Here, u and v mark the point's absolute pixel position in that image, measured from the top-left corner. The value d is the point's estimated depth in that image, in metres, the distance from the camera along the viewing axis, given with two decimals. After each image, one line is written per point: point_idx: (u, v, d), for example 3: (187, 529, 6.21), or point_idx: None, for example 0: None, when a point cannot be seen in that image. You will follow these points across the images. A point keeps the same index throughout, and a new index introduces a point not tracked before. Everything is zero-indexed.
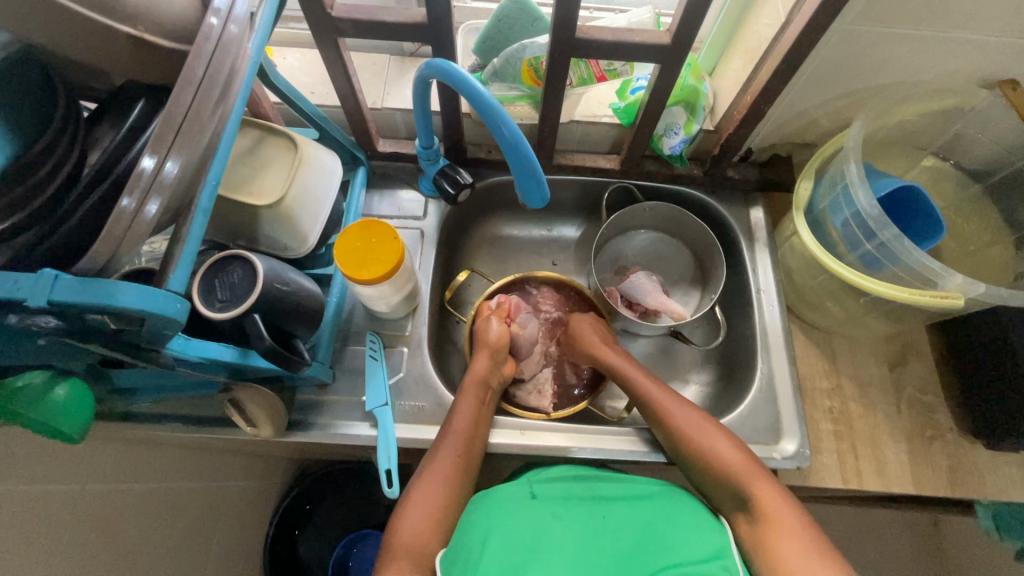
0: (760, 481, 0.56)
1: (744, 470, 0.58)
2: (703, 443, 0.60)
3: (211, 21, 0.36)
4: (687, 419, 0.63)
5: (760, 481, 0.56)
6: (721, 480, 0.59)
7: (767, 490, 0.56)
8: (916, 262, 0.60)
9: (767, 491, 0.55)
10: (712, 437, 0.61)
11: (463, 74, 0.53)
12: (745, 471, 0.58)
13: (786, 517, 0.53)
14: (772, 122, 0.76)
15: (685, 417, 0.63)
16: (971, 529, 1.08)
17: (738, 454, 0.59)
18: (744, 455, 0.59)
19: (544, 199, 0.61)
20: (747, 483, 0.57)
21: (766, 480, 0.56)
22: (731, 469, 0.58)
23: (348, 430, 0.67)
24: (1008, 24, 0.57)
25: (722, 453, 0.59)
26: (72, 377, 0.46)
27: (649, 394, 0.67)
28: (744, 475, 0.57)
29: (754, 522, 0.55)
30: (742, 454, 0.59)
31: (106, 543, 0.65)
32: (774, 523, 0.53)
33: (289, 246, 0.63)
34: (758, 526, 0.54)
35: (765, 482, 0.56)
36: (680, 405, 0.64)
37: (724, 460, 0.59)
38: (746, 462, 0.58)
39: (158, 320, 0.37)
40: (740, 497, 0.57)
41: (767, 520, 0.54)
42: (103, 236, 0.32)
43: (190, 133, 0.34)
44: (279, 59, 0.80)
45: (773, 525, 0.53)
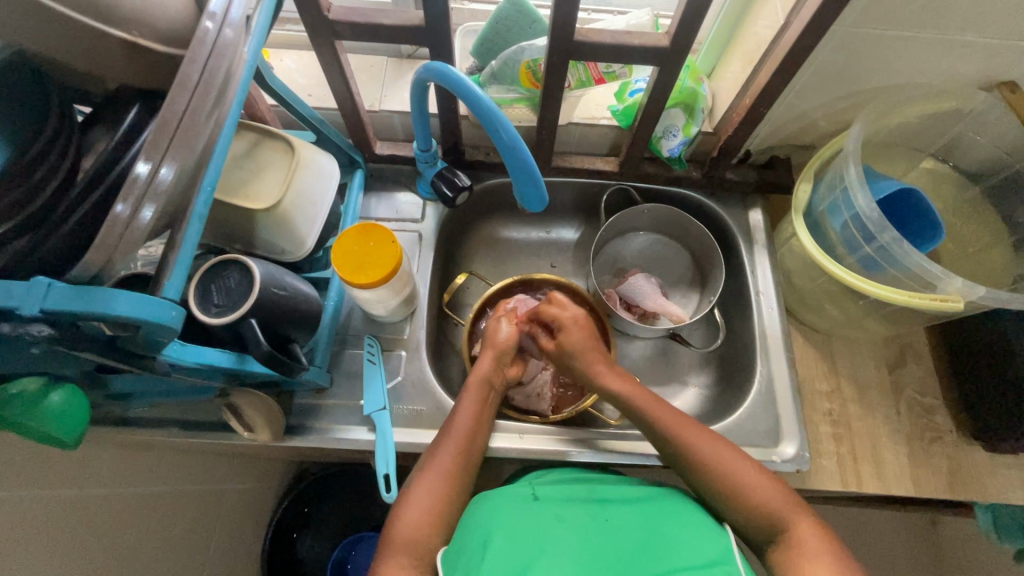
0: (798, 516, 0.55)
1: (778, 502, 0.56)
2: (733, 475, 0.58)
3: (206, 25, 0.35)
4: (714, 450, 0.60)
5: (798, 515, 0.55)
6: (748, 510, 0.57)
7: (806, 526, 0.54)
8: (917, 265, 0.59)
9: (806, 526, 0.54)
10: (742, 468, 0.59)
11: (461, 78, 0.53)
12: (780, 503, 0.56)
13: (823, 550, 0.52)
14: (770, 123, 0.76)
15: (714, 448, 0.60)
16: (970, 530, 1.08)
17: (772, 486, 0.57)
18: (776, 487, 0.57)
19: (543, 202, 0.61)
20: (781, 516, 0.55)
21: (803, 514, 0.55)
22: (764, 501, 0.56)
23: (345, 435, 0.67)
24: (1007, 26, 0.57)
25: (754, 485, 0.58)
26: (67, 383, 0.46)
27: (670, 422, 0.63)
28: (778, 508, 0.56)
29: (787, 552, 0.53)
30: (774, 486, 0.57)
31: (104, 548, 0.64)
32: (809, 554, 0.52)
33: (286, 250, 0.62)
34: (792, 556, 0.53)
35: (804, 517, 0.55)
36: (705, 435, 0.62)
37: (757, 492, 0.57)
38: (779, 494, 0.57)
39: (153, 327, 0.37)
40: (773, 528, 0.55)
41: (804, 552, 0.52)
42: (97, 243, 0.32)
43: (185, 138, 0.33)
44: (275, 61, 0.79)
45: (803, 549, 0.52)
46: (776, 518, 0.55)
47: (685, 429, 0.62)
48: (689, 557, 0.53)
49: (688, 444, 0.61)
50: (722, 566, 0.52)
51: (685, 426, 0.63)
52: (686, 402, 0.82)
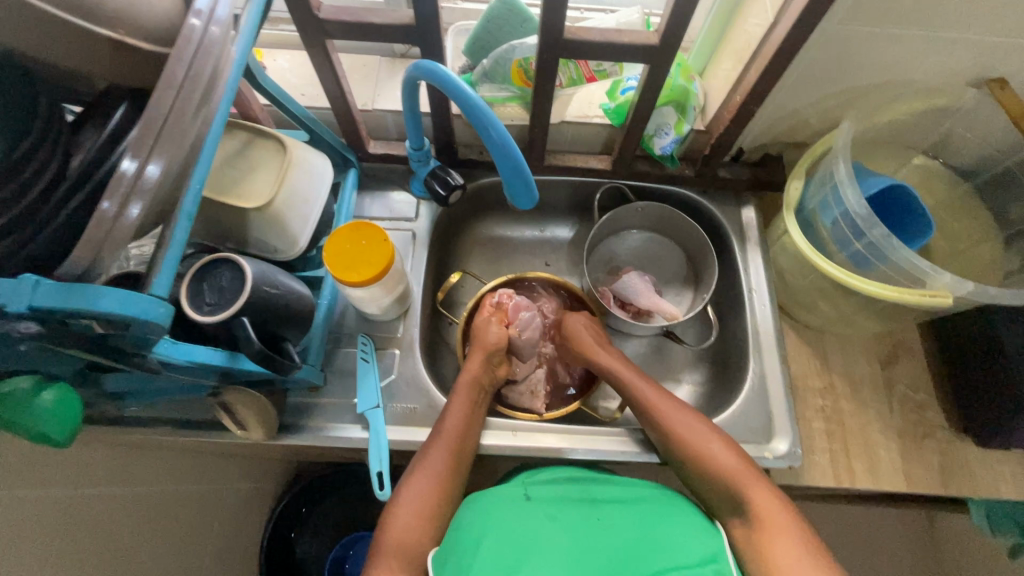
0: (755, 485, 0.56)
1: (736, 471, 0.58)
2: (694, 445, 0.61)
3: (192, 22, 0.35)
4: (677, 420, 0.63)
5: (755, 484, 0.56)
6: (711, 480, 0.59)
7: (764, 495, 0.55)
8: (905, 261, 0.60)
9: (762, 494, 0.55)
10: (704, 437, 0.61)
11: (450, 76, 0.53)
12: (738, 472, 0.58)
13: (780, 520, 0.53)
14: (762, 121, 0.76)
15: (676, 418, 0.63)
16: (966, 528, 1.08)
17: (731, 456, 0.59)
18: (737, 458, 0.59)
19: (533, 199, 0.61)
20: (746, 491, 0.56)
21: (763, 484, 0.56)
22: (723, 470, 0.58)
23: (340, 433, 0.67)
24: (994, 22, 0.58)
25: (714, 454, 0.59)
26: (59, 382, 0.46)
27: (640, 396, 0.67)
28: (737, 476, 0.57)
29: (749, 524, 0.55)
30: (734, 456, 0.59)
31: (99, 547, 0.65)
32: (769, 525, 0.53)
33: (278, 249, 0.62)
34: (753, 528, 0.54)
35: (761, 486, 0.56)
36: (671, 406, 0.64)
37: (718, 461, 0.59)
38: (738, 463, 0.58)
39: (142, 324, 0.37)
40: (734, 499, 0.57)
41: (761, 522, 0.54)
42: (84, 240, 0.32)
43: (172, 135, 0.34)
44: (268, 61, 0.80)
45: (766, 526, 0.53)
46: (734, 486, 0.57)
47: (651, 400, 0.65)
48: (681, 554, 0.54)
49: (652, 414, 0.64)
50: (714, 566, 0.52)
51: (651, 396, 0.66)
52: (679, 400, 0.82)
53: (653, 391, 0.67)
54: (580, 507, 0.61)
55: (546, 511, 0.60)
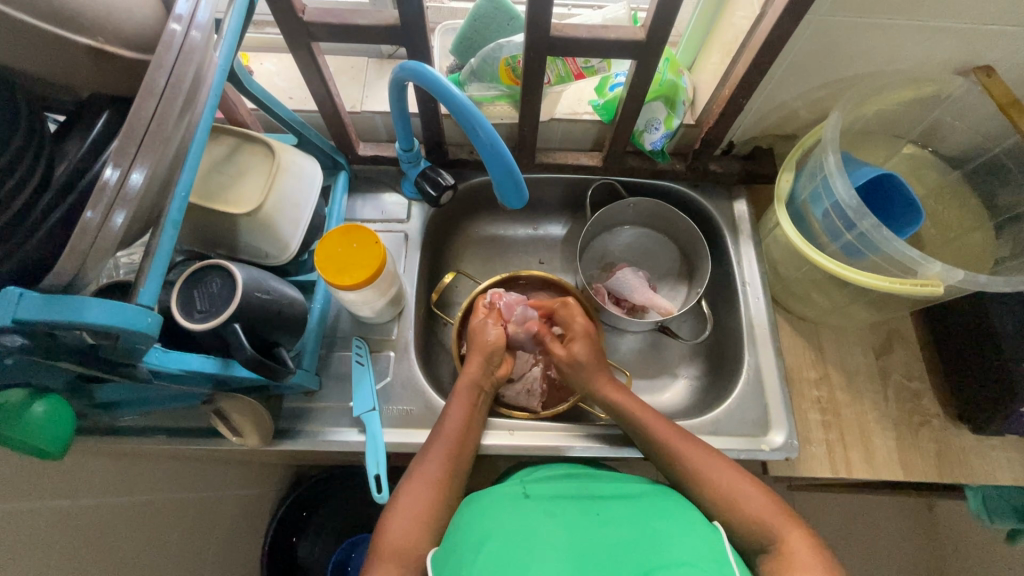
0: (789, 528, 0.54)
1: (764, 507, 0.56)
2: (726, 487, 0.59)
3: (173, 28, 0.35)
4: (696, 454, 0.62)
5: (784, 519, 0.55)
6: (738, 520, 0.57)
7: (795, 536, 0.53)
8: (895, 251, 0.60)
9: (794, 536, 0.53)
10: (734, 480, 0.59)
11: (437, 76, 0.53)
12: (767, 510, 0.56)
13: (810, 560, 0.51)
14: (752, 113, 0.76)
15: (707, 462, 0.61)
16: (965, 513, 1.09)
17: (757, 490, 0.58)
18: (766, 498, 0.57)
19: (524, 199, 0.61)
20: (771, 525, 0.55)
21: (795, 526, 0.54)
22: (752, 513, 0.56)
23: (335, 437, 0.67)
24: (980, 11, 0.58)
25: (743, 496, 0.58)
26: (51, 394, 0.46)
27: (665, 438, 0.64)
28: (767, 518, 0.55)
29: (773, 558, 0.53)
30: (764, 498, 0.57)
31: (99, 559, 0.64)
32: (794, 553, 0.52)
33: (269, 254, 0.62)
34: (776, 559, 0.53)
35: (788, 522, 0.55)
36: (698, 448, 0.63)
37: (747, 505, 0.57)
38: (764, 499, 0.57)
39: (130, 334, 0.37)
40: (762, 539, 0.55)
41: (787, 554, 0.52)
42: (68, 251, 0.32)
43: (154, 143, 0.33)
44: (255, 64, 0.79)
45: (791, 554, 0.52)
46: (764, 528, 0.55)
47: (670, 434, 0.64)
48: (680, 551, 0.53)
49: (681, 457, 0.63)
50: (713, 564, 0.51)
51: (679, 440, 0.64)
52: (676, 394, 0.82)
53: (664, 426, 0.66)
54: (579, 505, 0.60)
55: (545, 510, 0.59)
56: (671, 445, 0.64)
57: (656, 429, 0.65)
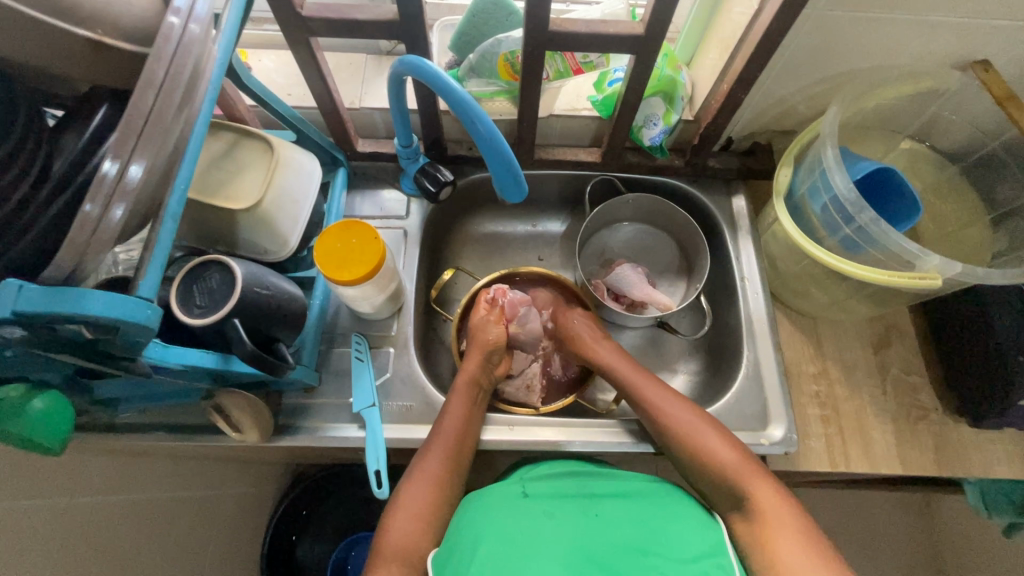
0: (757, 481, 0.56)
1: (739, 468, 0.57)
2: (697, 441, 0.60)
3: (171, 20, 0.35)
4: (676, 412, 0.63)
5: (759, 481, 0.56)
6: (712, 475, 0.59)
7: (765, 492, 0.55)
8: (893, 245, 0.60)
9: (765, 491, 0.55)
10: (706, 433, 0.60)
11: (435, 70, 0.53)
12: (740, 468, 0.57)
13: (784, 517, 0.53)
14: (750, 109, 0.76)
15: (680, 416, 0.62)
16: (964, 509, 1.09)
17: (731, 449, 0.59)
18: (736, 452, 0.59)
19: (523, 193, 0.61)
20: (744, 484, 0.56)
21: (763, 481, 0.56)
22: (723, 465, 0.58)
23: (336, 433, 0.67)
24: (977, 5, 0.58)
25: (713, 450, 0.59)
26: (51, 389, 0.46)
27: (642, 397, 0.66)
28: (737, 471, 0.57)
29: (752, 523, 0.54)
30: (734, 451, 0.59)
31: (98, 556, 0.64)
32: (773, 522, 0.53)
33: (268, 250, 0.62)
34: (757, 527, 0.54)
35: (763, 483, 0.56)
36: (672, 400, 0.64)
37: (717, 456, 0.59)
38: (740, 460, 0.58)
39: (130, 327, 0.37)
40: (738, 498, 0.57)
41: (766, 519, 0.53)
42: (67, 244, 0.32)
43: (153, 134, 0.33)
44: (253, 61, 0.79)
45: (768, 520, 0.53)
46: (737, 484, 0.57)
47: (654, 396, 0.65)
48: (679, 551, 0.54)
49: (654, 412, 0.64)
50: (714, 564, 0.52)
51: (655, 394, 0.65)
52: (675, 390, 0.82)
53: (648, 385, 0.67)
54: (579, 503, 0.60)
55: (544, 508, 0.59)
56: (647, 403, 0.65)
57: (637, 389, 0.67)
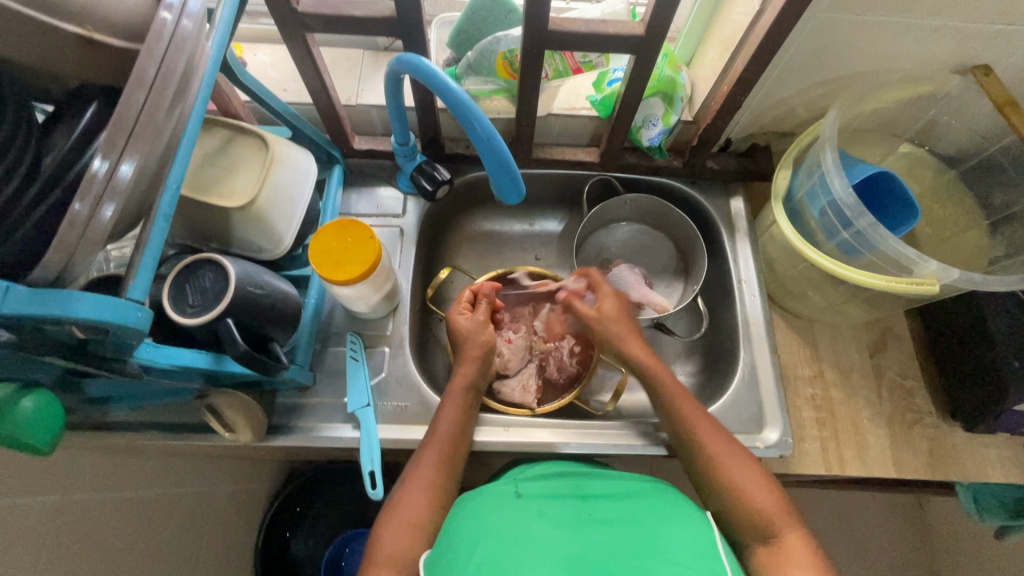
0: (789, 528, 0.55)
1: (773, 510, 0.56)
2: (738, 480, 0.59)
3: (163, 16, 0.34)
4: (719, 446, 0.61)
5: (790, 527, 0.55)
6: (741, 512, 0.57)
7: (794, 537, 0.55)
8: (892, 250, 0.60)
9: (794, 538, 0.54)
10: (745, 471, 0.59)
11: (434, 70, 0.52)
12: (774, 511, 0.56)
13: (809, 564, 0.52)
14: (750, 110, 0.76)
15: (724, 450, 0.61)
16: (956, 511, 1.09)
17: (769, 492, 0.58)
18: (770, 492, 0.58)
19: (521, 195, 0.60)
20: (776, 527, 0.55)
21: (795, 526, 0.55)
22: (757, 505, 0.57)
23: (330, 432, 0.66)
24: (979, 10, 0.57)
25: (753, 489, 0.58)
26: (40, 389, 0.45)
27: (692, 427, 0.63)
28: (771, 514, 0.56)
29: (775, 557, 0.54)
30: (772, 495, 0.57)
31: (89, 554, 0.63)
32: (793, 562, 0.53)
33: (263, 248, 0.61)
34: (777, 566, 0.53)
35: (793, 529, 0.55)
36: (714, 431, 0.62)
37: (751, 496, 0.57)
38: (775, 503, 0.57)
39: (118, 329, 0.36)
40: (762, 530, 0.56)
41: (790, 561, 0.53)
42: (55, 244, 0.31)
43: (144, 134, 0.33)
44: (249, 56, 0.78)
45: (791, 564, 0.53)
46: (768, 522, 0.56)
47: (698, 427, 0.63)
48: (677, 555, 0.52)
49: (698, 444, 0.62)
50: (709, 563, 0.52)
51: (698, 423, 0.63)
52: None
53: (693, 411, 0.64)
54: (573, 503, 0.60)
55: (539, 508, 0.59)
56: (693, 430, 0.63)
57: (681, 414, 0.64)
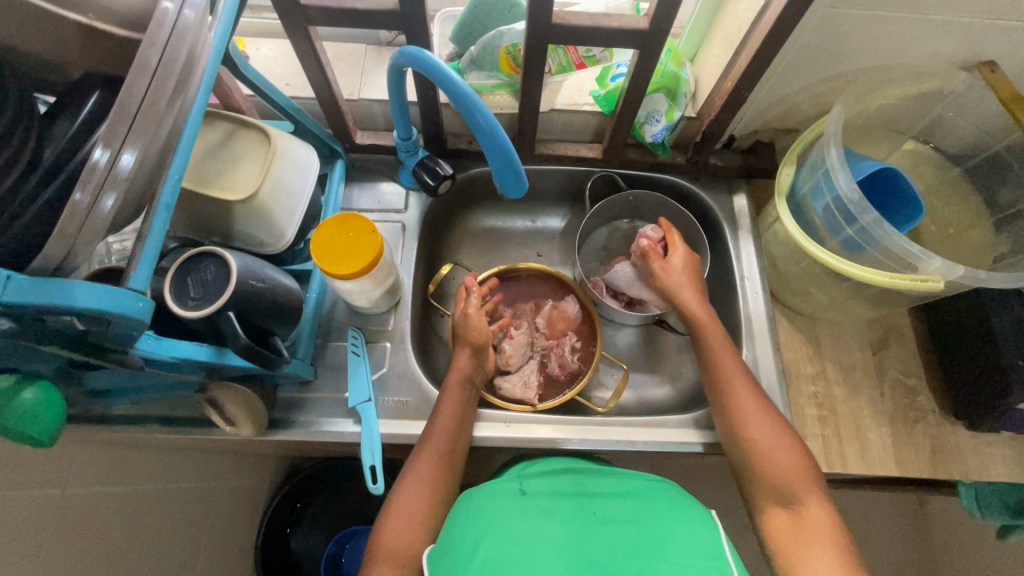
0: (809, 493, 0.55)
1: (795, 472, 0.57)
2: (763, 441, 0.59)
3: (165, 5, 0.34)
4: (751, 403, 0.61)
5: (810, 491, 0.56)
6: (761, 473, 0.58)
7: (814, 501, 0.55)
8: (896, 246, 0.60)
9: (813, 503, 0.55)
10: (772, 430, 0.59)
11: (437, 63, 0.52)
12: (796, 473, 0.57)
13: (826, 531, 0.53)
14: (753, 106, 0.75)
15: (754, 407, 0.61)
16: (958, 511, 1.09)
17: (793, 453, 0.58)
18: (795, 457, 0.58)
19: (523, 189, 0.60)
20: (796, 490, 0.56)
21: (814, 491, 0.56)
22: (779, 467, 0.57)
23: (331, 427, 0.66)
24: (986, 6, 0.57)
25: (777, 449, 0.58)
26: (42, 380, 0.45)
27: (729, 381, 0.63)
28: (792, 477, 0.56)
29: (792, 521, 0.55)
30: (796, 456, 0.58)
31: (89, 548, 0.63)
32: (812, 528, 0.53)
33: (264, 242, 0.61)
34: (795, 530, 0.54)
35: (813, 493, 0.56)
36: (746, 388, 0.62)
37: (777, 460, 0.57)
38: (798, 466, 0.57)
39: (121, 320, 0.36)
40: (784, 495, 0.56)
41: (808, 526, 0.54)
42: (56, 234, 0.31)
43: (145, 123, 0.33)
44: (251, 49, 0.78)
45: (809, 529, 0.53)
46: (788, 484, 0.56)
47: (733, 382, 0.63)
48: (681, 555, 0.52)
49: (729, 401, 0.62)
50: (713, 562, 0.52)
51: (734, 377, 0.63)
52: (672, 389, 0.82)
53: (732, 365, 0.64)
54: (576, 501, 0.60)
55: (541, 505, 0.59)
56: (729, 384, 0.63)
57: (720, 368, 0.64)
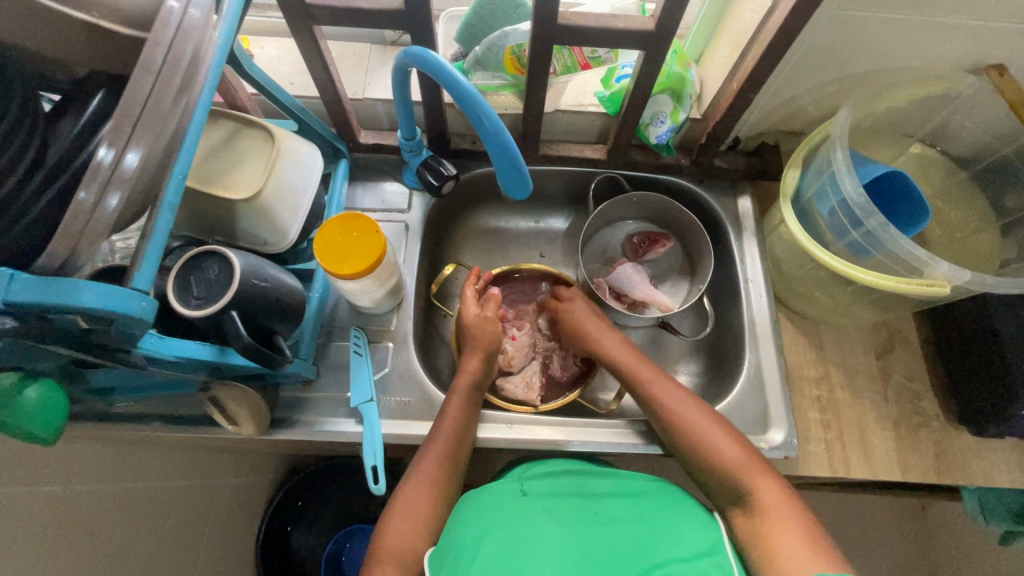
0: (762, 480, 0.56)
1: (744, 464, 0.57)
2: (704, 440, 0.60)
3: (171, 5, 0.34)
4: (687, 409, 0.63)
5: (760, 477, 0.56)
6: (715, 472, 0.58)
7: (769, 489, 0.55)
8: (902, 250, 0.59)
9: (769, 490, 0.55)
10: (709, 428, 0.61)
11: (442, 63, 0.51)
12: (744, 465, 0.57)
13: (788, 516, 0.52)
14: (759, 109, 0.75)
15: (686, 410, 0.63)
16: (960, 515, 1.09)
17: (734, 445, 0.59)
18: (740, 451, 0.58)
19: (528, 190, 0.60)
20: (746, 480, 0.56)
21: (765, 476, 0.56)
22: (726, 462, 0.58)
23: (333, 427, 0.66)
24: (995, 9, 0.57)
25: (719, 446, 0.59)
26: (43, 378, 0.45)
27: (659, 395, 0.65)
28: (741, 470, 0.57)
29: (751, 515, 0.54)
30: (738, 448, 0.59)
31: (91, 545, 0.63)
32: (772, 514, 0.53)
33: (268, 241, 0.61)
34: (757, 521, 0.53)
35: (763, 477, 0.56)
36: (676, 394, 0.64)
37: (722, 457, 0.58)
38: (743, 458, 0.58)
39: (123, 318, 0.36)
40: (741, 492, 0.56)
41: (766, 514, 0.53)
42: (60, 233, 0.31)
43: (150, 123, 0.32)
44: (256, 48, 0.78)
45: (769, 517, 0.53)
46: (740, 477, 0.57)
47: (662, 395, 0.65)
48: (684, 556, 0.52)
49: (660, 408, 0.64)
50: (714, 562, 0.52)
51: (660, 389, 0.65)
52: None
53: (658, 380, 0.67)
54: (577, 501, 0.60)
55: (543, 506, 0.58)
56: (659, 397, 0.65)
57: (647, 382, 0.67)
